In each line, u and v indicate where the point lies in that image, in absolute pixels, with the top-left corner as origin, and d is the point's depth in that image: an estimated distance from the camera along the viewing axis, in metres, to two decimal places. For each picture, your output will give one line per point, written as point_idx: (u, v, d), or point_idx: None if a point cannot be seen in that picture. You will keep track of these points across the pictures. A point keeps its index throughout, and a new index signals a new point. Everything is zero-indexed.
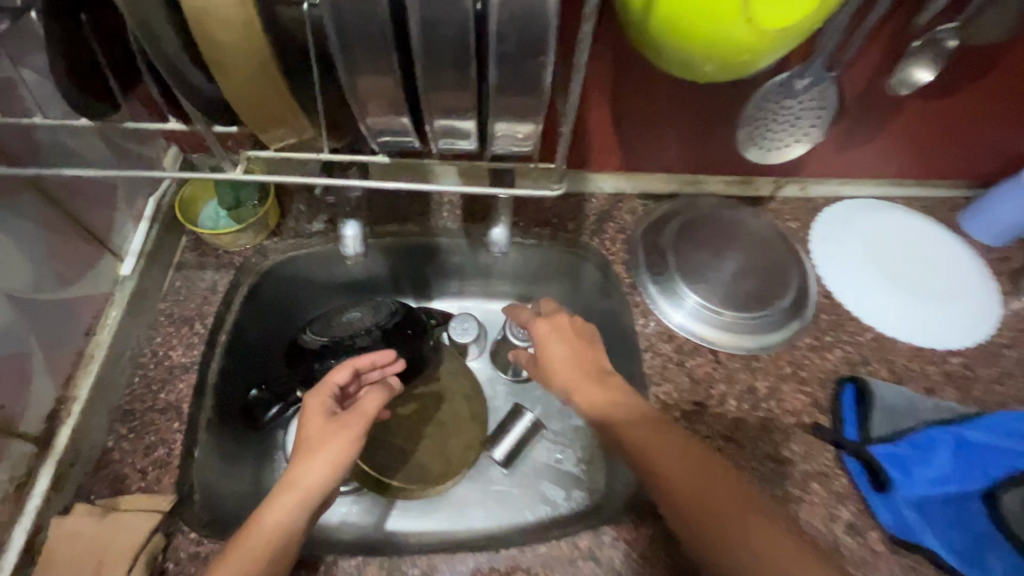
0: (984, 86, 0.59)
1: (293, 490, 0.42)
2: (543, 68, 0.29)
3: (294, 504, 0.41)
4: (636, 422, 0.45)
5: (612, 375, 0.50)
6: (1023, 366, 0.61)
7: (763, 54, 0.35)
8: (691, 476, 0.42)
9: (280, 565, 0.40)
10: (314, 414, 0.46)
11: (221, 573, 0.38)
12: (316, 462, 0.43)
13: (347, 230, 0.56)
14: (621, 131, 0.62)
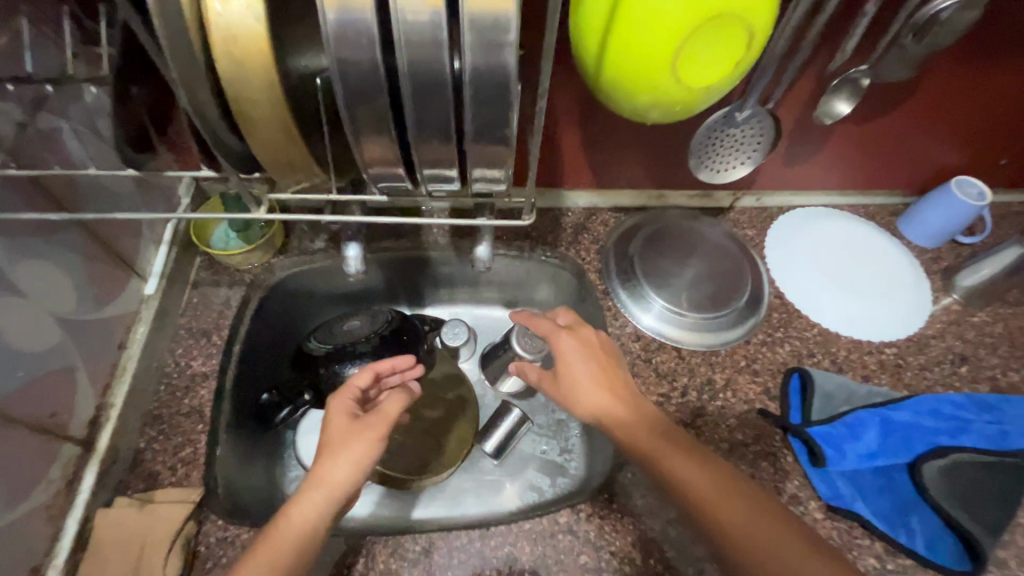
0: (901, 115, 0.67)
1: (320, 487, 0.47)
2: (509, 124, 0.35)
3: (321, 499, 0.46)
4: (638, 425, 0.51)
5: (630, 388, 0.55)
6: (947, 354, 0.69)
7: (692, 103, 0.42)
8: (699, 472, 0.47)
9: (306, 560, 0.44)
10: (337, 417, 0.52)
11: (255, 560, 0.43)
12: (341, 461, 0.48)
13: (349, 252, 0.62)
14: (592, 155, 0.69)
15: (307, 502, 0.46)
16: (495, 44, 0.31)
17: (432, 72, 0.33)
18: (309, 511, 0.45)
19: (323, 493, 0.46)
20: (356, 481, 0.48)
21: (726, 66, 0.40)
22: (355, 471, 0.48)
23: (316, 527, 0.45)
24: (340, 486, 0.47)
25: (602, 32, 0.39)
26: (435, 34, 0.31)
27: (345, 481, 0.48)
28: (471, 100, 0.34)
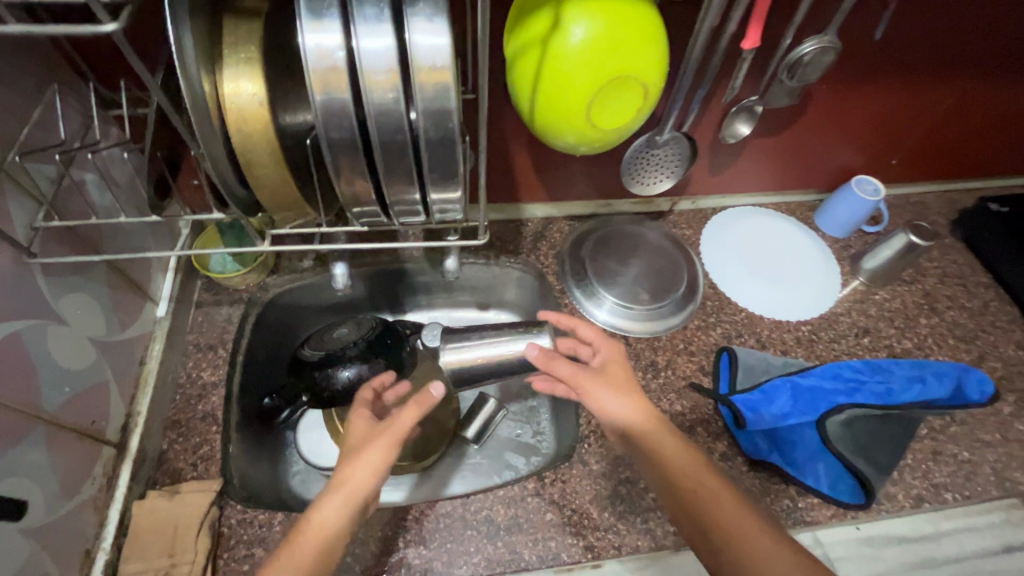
0: (803, 126, 0.79)
1: (342, 494, 0.54)
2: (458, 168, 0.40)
3: (341, 506, 0.53)
4: (644, 425, 0.58)
5: (644, 397, 0.60)
6: (853, 328, 0.81)
7: (608, 141, 0.52)
8: (690, 469, 0.55)
9: (324, 558, 0.52)
10: (358, 426, 0.60)
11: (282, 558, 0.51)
12: (359, 470, 0.55)
13: (337, 271, 0.73)
14: (543, 174, 0.80)
15: (329, 506, 0.53)
16: (442, 114, 0.36)
17: (394, 132, 0.37)
18: (329, 516, 0.53)
19: (342, 500, 0.54)
20: (371, 487, 0.55)
21: (630, 112, 0.50)
22: (371, 481, 0.55)
23: (334, 531, 0.53)
24: (358, 490, 0.54)
25: (530, 91, 0.48)
26: (396, 110, 0.36)
27: (362, 488, 0.55)
28: (426, 149, 0.38)
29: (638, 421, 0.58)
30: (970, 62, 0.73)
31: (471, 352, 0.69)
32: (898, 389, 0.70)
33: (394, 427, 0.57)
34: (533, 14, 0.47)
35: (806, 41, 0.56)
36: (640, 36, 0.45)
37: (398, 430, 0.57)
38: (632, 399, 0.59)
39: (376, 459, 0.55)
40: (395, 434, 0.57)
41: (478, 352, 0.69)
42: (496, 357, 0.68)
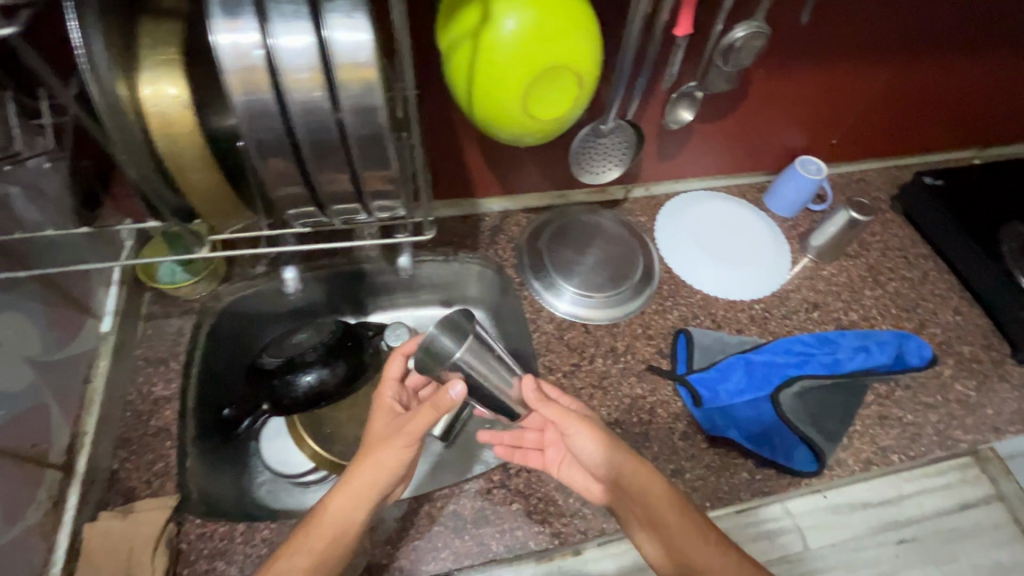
0: (745, 110, 0.81)
1: (354, 490, 0.55)
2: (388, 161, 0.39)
3: (352, 501, 0.55)
4: (621, 469, 0.58)
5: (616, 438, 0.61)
6: (803, 303, 0.84)
7: (545, 132, 0.52)
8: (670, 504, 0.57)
9: (339, 547, 0.55)
10: (380, 415, 0.61)
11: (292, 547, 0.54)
12: (371, 468, 0.56)
13: (289, 273, 0.79)
14: (496, 168, 0.80)
15: (340, 498, 0.55)
16: (369, 110, 0.36)
17: (322, 126, 0.36)
18: (343, 508, 0.55)
19: (354, 496, 0.55)
20: (382, 485, 0.56)
21: (567, 100, 0.50)
22: (384, 478, 0.56)
23: (346, 526, 0.55)
24: (369, 488, 0.56)
25: (467, 82, 0.48)
26: (321, 108, 0.36)
27: (375, 485, 0.56)
28: (354, 141, 0.38)
29: (614, 463, 0.59)
30: (897, 43, 0.77)
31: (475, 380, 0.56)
32: (843, 359, 0.74)
33: (409, 429, 0.55)
34: (461, 7, 0.47)
35: (737, 27, 0.58)
36: (569, 25, 0.46)
37: (411, 432, 0.55)
38: (594, 433, 0.59)
39: (392, 458, 0.56)
40: (411, 435, 0.55)
41: (482, 379, 0.56)
42: (484, 391, 0.58)
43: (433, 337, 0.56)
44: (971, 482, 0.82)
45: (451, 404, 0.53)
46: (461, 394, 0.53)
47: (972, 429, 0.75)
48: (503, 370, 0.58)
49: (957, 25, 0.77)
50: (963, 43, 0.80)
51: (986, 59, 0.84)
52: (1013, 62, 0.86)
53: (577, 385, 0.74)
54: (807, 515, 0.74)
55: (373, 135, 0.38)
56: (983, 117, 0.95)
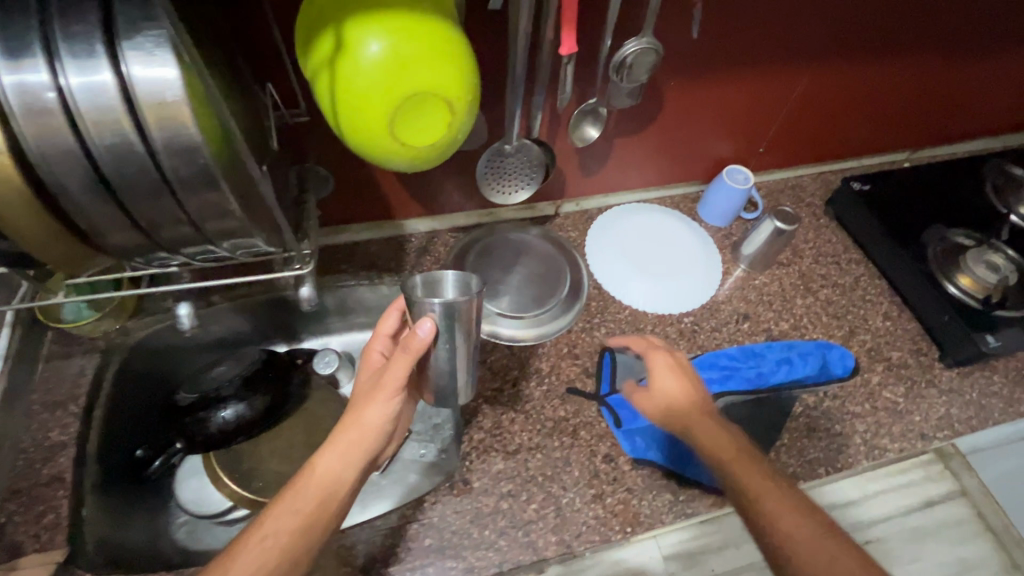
0: (664, 124, 0.78)
1: (346, 445, 0.54)
2: (222, 198, 0.37)
3: (343, 460, 0.53)
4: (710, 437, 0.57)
5: (710, 408, 0.60)
6: (733, 315, 0.83)
7: (425, 157, 0.50)
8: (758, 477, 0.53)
9: (329, 509, 0.52)
10: (365, 374, 0.60)
11: (280, 507, 0.51)
12: (365, 416, 0.54)
13: (180, 311, 0.68)
14: (413, 190, 0.78)
15: (328, 458, 0.53)
16: (189, 149, 0.34)
17: (139, 167, 0.34)
18: (331, 467, 0.53)
19: (341, 455, 0.53)
20: (376, 439, 0.55)
21: (439, 127, 0.48)
22: (371, 434, 0.55)
23: (336, 484, 0.52)
24: (361, 444, 0.54)
25: (331, 110, 0.46)
26: (132, 150, 0.34)
27: (365, 442, 0.54)
28: (176, 178, 0.35)
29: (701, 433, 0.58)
30: (817, 51, 0.74)
31: (445, 331, 0.55)
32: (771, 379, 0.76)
33: (388, 379, 0.54)
34: (320, 31, 0.45)
35: (629, 42, 0.58)
36: (433, 48, 0.44)
37: (391, 382, 0.54)
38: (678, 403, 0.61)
39: (378, 414, 0.55)
40: (392, 386, 0.54)
41: (451, 334, 0.55)
42: (441, 352, 0.57)
43: (437, 279, 0.57)
44: (931, 479, 0.86)
45: (421, 344, 0.53)
46: (429, 335, 0.53)
47: (899, 437, 0.74)
48: (467, 342, 0.57)
49: (882, 30, 0.74)
50: (889, 50, 0.78)
51: (915, 64, 0.82)
52: (941, 67, 0.84)
53: (499, 409, 0.72)
54: None
55: (201, 175, 0.36)
56: (914, 121, 0.94)
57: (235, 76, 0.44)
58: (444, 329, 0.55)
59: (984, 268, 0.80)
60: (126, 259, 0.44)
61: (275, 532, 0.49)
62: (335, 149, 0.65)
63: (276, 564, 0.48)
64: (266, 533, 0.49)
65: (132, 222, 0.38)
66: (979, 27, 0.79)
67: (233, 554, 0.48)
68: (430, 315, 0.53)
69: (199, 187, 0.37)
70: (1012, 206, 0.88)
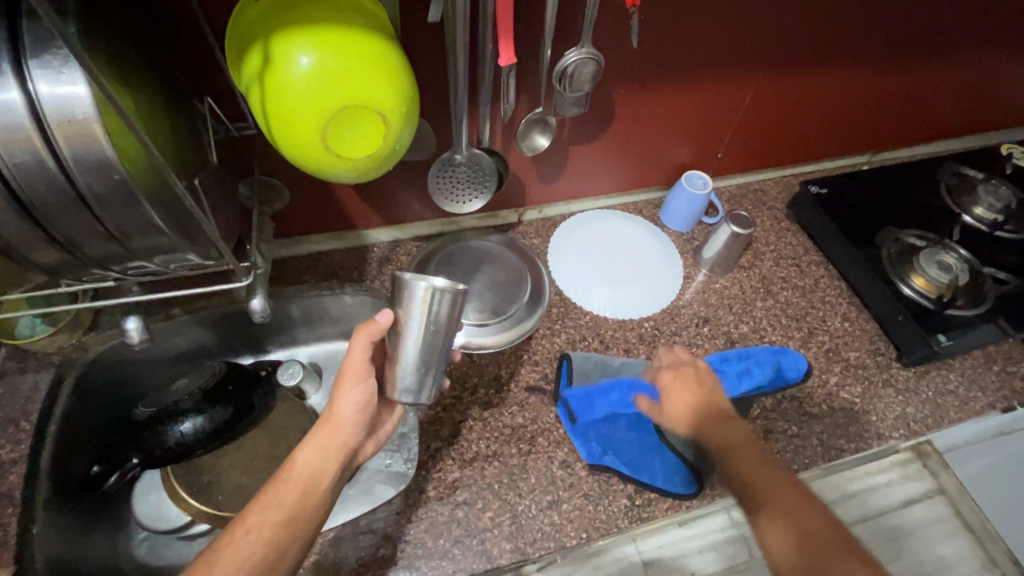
0: (620, 131, 0.79)
1: (322, 437, 0.55)
2: (143, 214, 0.38)
3: (320, 454, 0.54)
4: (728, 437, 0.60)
5: (724, 413, 0.63)
6: (693, 318, 0.84)
7: (363, 170, 0.51)
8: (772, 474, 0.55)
9: (313, 501, 0.52)
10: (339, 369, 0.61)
11: (262, 501, 0.51)
12: (337, 406, 0.56)
13: (129, 325, 0.66)
14: (372, 201, 0.79)
15: (307, 450, 0.54)
16: (104, 167, 0.35)
17: (53, 185, 0.35)
18: (310, 459, 0.54)
19: (318, 447, 0.55)
20: (352, 431, 0.57)
21: (375, 138, 0.48)
22: (346, 427, 0.56)
23: (315, 476, 0.53)
24: (338, 435, 0.56)
25: (264, 126, 0.47)
26: (45, 168, 0.34)
27: (342, 433, 0.56)
28: (94, 197, 0.36)
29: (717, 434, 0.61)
30: (767, 60, 0.76)
31: (409, 322, 0.54)
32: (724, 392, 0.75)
33: (353, 364, 0.55)
34: (250, 47, 0.46)
35: (569, 53, 0.60)
36: (363, 62, 0.45)
37: (356, 367, 0.55)
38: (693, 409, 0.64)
39: (348, 404, 0.55)
40: (354, 372, 0.55)
41: (416, 322, 0.54)
42: (410, 344, 0.54)
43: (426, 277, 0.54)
44: (914, 478, 0.84)
45: (378, 328, 0.54)
46: (390, 322, 0.55)
47: (856, 437, 0.75)
48: (443, 340, 0.55)
49: (828, 41, 0.76)
50: (836, 58, 0.80)
51: (866, 70, 0.84)
52: (891, 73, 0.86)
53: (458, 416, 0.72)
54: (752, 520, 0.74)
55: (120, 194, 0.37)
56: (871, 125, 0.96)
57: (167, 91, 0.45)
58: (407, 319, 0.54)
59: (936, 268, 0.81)
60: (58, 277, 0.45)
61: (258, 526, 0.50)
62: (286, 161, 0.65)
63: (262, 556, 0.48)
64: (248, 527, 0.49)
65: (54, 242, 0.38)
66: (925, 34, 0.81)
67: (218, 552, 0.48)
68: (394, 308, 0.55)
69: (120, 205, 0.37)
70: (967, 207, 0.90)
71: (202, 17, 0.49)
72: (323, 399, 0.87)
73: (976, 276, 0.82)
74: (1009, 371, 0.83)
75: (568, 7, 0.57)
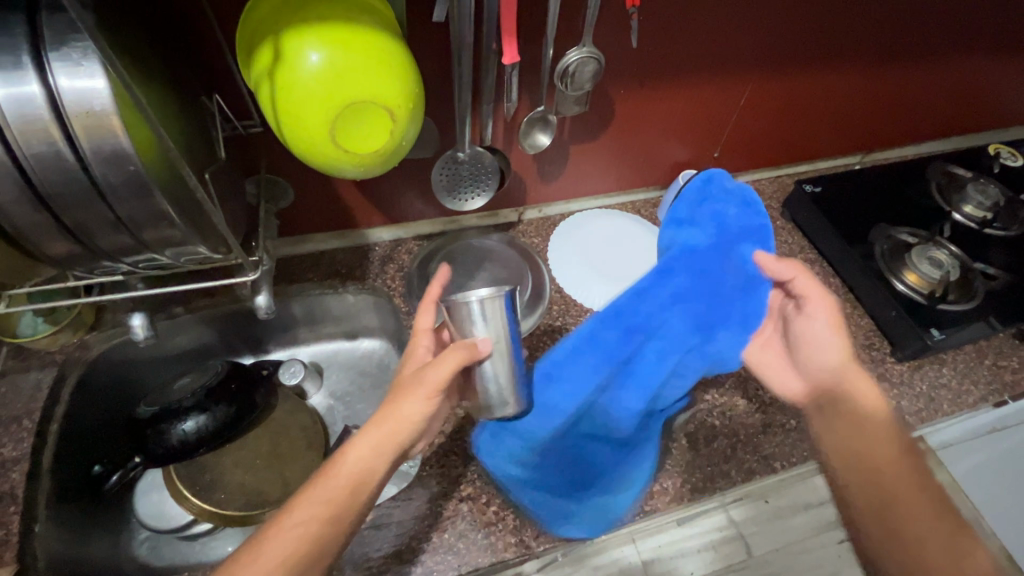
0: (619, 130, 0.81)
1: (382, 439, 0.53)
2: (156, 204, 0.38)
3: (374, 453, 0.53)
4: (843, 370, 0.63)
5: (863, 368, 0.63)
6: None
7: (370, 166, 0.52)
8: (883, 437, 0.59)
9: (360, 497, 0.51)
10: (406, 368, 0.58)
11: (312, 492, 0.50)
12: (404, 408, 0.54)
13: (133, 321, 0.66)
14: (375, 201, 0.80)
15: (361, 444, 0.53)
16: (120, 158, 0.35)
17: (67, 176, 0.35)
18: (363, 456, 0.52)
19: (373, 445, 0.53)
20: (410, 434, 0.54)
21: (382, 136, 0.49)
22: (405, 428, 0.54)
23: (366, 474, 0.52)
24: (395, 436, 0.53)
25: (274, 121, 0.48)
26: (61, 158, 0.35)
27: (400, 435, 0.54)
28: (107, 187, 0.36)
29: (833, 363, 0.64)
30: (765, 59, 0.77)
31: (499, 343, 0.54)
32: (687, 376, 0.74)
33: (430, 378, 0.53)
34: (260, 43, 0.47)
35: (572, 51, 0.62)
36: (371, 58, 0.45)
37: (435, 379, 0.53)
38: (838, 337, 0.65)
39: (415, 411, 0.54)
40: (433, 385, 0.53)
41: (501, 340, 0.55)
42: (499, 363, 0.55)
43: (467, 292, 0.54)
44: None
45: (478, 352, 0.53)
46: (484, 348, 0.54)
47: None
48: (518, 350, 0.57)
49: (825, 41, 0.78)
50: (830, 59, 0.82)
51: (861, 71, 0.86)
52: (882, 75, 0.88)
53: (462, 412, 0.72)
54: (747, 521, 0.74)
55: (133, 184, 0.37)
56: (863, 125, 0.98)
57: (177, 85, 0.45)
58: (501, 346, 0.54)
59: (927, 264, 0.83)
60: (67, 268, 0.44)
61: (306, 520, 0.49)
62: (290, 158, 0.66)
63: (307, 552, 0.47)
64: (297, 520, 0.48)
65: (64, 232, 0.39)
66: (915, 37, 0.83)
67: (262, 543, 0.48)
68: (490, 335, 0.54)
69: (133, 195, 0.38)
70: (956, 205, 0.92)
71: (211, 14, 0.50)
72: (323, 399, 0.87)
73: (967, 272, 0.84)
74: (999, 365, 0.84)
75: (570, 6, 0.58)
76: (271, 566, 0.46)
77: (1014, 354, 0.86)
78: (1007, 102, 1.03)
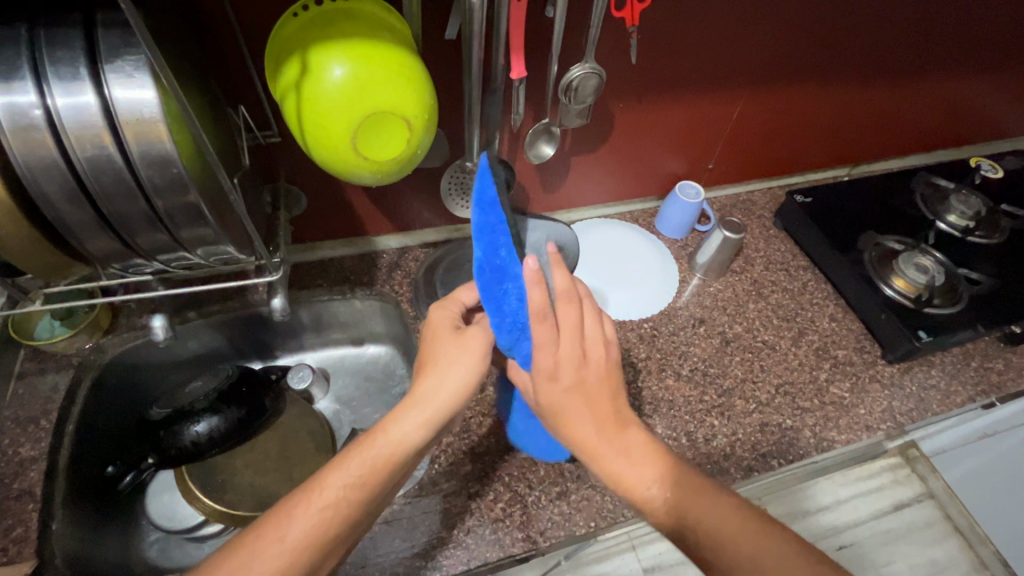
0: (617, 142, 0.84)
1: (423, 410, 0.53)
2: (194, 203, 0.41)
3: (421, 425, 0.53)
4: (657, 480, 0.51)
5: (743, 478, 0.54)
6: (689, 318, 0.88)
7: (386, 172, 0.55)
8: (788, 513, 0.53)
9: (398, 468, 0.52)
10: (443, 328, 0.58)
11: (348, 463, 0.50)
12: (446, 381, 0.54)
13: (154, 323, 0.70)
14: (384, 210, 0.83)
15: (404, 420, 0.52)
16: (164, 160, 0.38)
17: (117, 175, 0.38)
18: (407, 429, 0.52)
19: (419, 419, 0.53)
20: (450, 407, 0.54)
21: (399, 143, 0.52)
22: (451, 399, 0.54)
23: (406, 450, 0.52)
24: (439, 410, 0.53)
25: (298, 129, 0.51)
26: (111, 158, 0.38)
27: (445, 406, 0.54)
28: (151, 187, 0.39)
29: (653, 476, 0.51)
30: (757, 74, 0.82)
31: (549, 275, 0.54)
32: None
33: (475, 344, 0.56)
34: (288, 57, 0.50)
35: (574, 67, 0.66)
36: (392, 72, 0.49)
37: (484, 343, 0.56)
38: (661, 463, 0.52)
39: (455, 381, 0.54)
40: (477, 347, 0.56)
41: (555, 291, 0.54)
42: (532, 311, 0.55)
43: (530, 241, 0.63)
44: (904, 481, 0.86)
45: None
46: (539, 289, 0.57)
47: (847, 428, 0.78)
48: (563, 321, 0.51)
49: (812, 58, 0.83)
50: (816, 75, 0.86)
51: (846, 86, 0.91)
52: (865, 91, 0.93)
53: (467, 413, 0.75)
54: None
55: (174, 183, 0.40)
56: (850, 138, 1.02)
57: (210, 94, 0.48)
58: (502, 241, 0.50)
59: (914, 269, 0.87)
60: (103, 262, 0.45)
61: (337, 499, 0.49)
62: (306, 167, 0.69)
63: (341, 523, 0.48)
64: (328, 497, 0.49)
65: (108, 228, 0.42)
66: (896, 55, 0.88)
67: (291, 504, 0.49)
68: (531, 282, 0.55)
69: (175, 195, 0.41)
70: (941, 215, 0.96)
71: (238, 32, 0.54)
72: (330, 404, 0.88)
73: (951, 278, 0.87)
74: (986, 367, 0.87)
75: (574, 25, 0.63)
76: (299, 543, 0.47)
77: (1000, 357, 0.89)
78: (986, 116, 1.08)
